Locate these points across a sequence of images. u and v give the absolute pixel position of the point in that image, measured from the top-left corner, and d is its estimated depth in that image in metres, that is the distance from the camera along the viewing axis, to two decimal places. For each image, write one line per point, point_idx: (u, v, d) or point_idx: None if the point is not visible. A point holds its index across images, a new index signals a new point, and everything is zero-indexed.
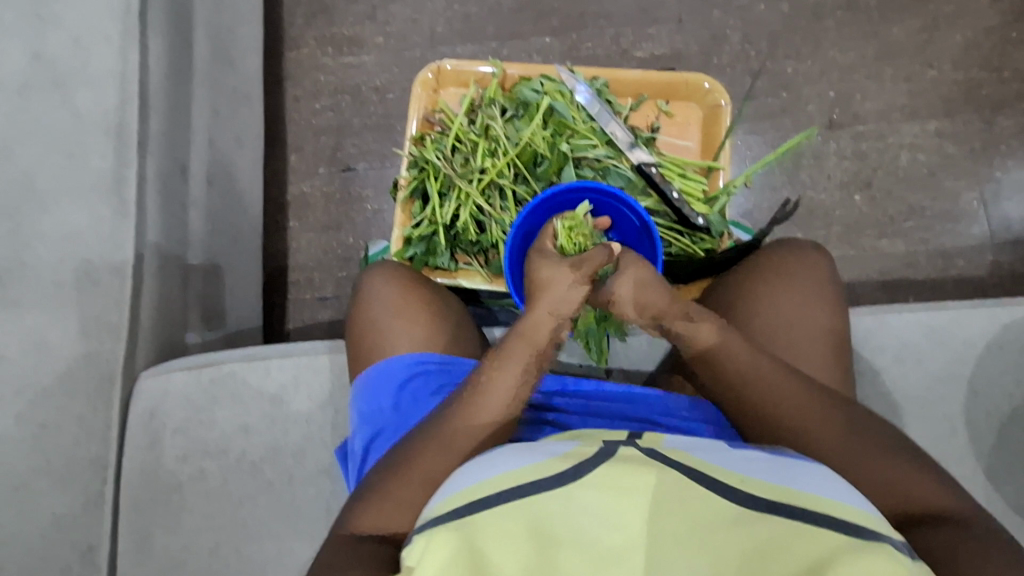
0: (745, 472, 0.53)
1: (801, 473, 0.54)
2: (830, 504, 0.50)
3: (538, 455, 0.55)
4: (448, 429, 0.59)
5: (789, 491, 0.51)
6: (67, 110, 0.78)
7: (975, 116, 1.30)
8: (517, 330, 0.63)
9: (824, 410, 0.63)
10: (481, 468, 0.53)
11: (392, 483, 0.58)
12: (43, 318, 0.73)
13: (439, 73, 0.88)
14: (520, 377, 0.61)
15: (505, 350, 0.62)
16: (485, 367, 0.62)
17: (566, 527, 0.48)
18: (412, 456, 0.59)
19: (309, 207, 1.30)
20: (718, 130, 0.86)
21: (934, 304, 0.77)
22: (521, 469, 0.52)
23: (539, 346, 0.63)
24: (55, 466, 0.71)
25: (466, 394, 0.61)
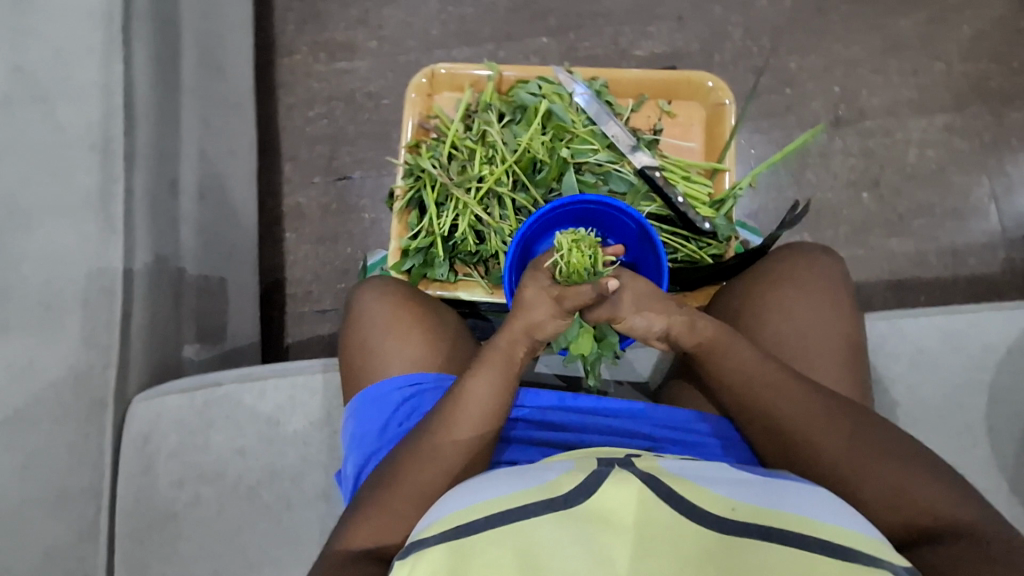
0: (742, 494, 0.51)
1: (799, 495, 0.53)
2: (826, 528, 0.48)
3: (528, 480, 0.53)
4: (429, 443, 0.58)
5: (785, 515, 0.49)
6: (50, 126, 0.75)
7: (984, 109, 1.27)
8: (496, 345, 0.62)
9: (830, 418, 0.60)
10: (469, 493, 0.52)
11: (383, 500, 0.57)
12: (28, 342, 0.70)
13: (433, 77, 0.85)
14: (498, 389, 0.60)
15: (483, 363, 0.61)
16: (463, 379, 0.61)
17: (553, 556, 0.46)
18: (402, 476, 0.57)
19: (306, 217, 1.28)
20: (722, 130, 0.83)
21: (950, 307, 0.75)
22: (509, 494, 0.51)
23: (516, 360, 0.62)
24: (46, 495, 0.69)
25: (445, 407, 0.60)
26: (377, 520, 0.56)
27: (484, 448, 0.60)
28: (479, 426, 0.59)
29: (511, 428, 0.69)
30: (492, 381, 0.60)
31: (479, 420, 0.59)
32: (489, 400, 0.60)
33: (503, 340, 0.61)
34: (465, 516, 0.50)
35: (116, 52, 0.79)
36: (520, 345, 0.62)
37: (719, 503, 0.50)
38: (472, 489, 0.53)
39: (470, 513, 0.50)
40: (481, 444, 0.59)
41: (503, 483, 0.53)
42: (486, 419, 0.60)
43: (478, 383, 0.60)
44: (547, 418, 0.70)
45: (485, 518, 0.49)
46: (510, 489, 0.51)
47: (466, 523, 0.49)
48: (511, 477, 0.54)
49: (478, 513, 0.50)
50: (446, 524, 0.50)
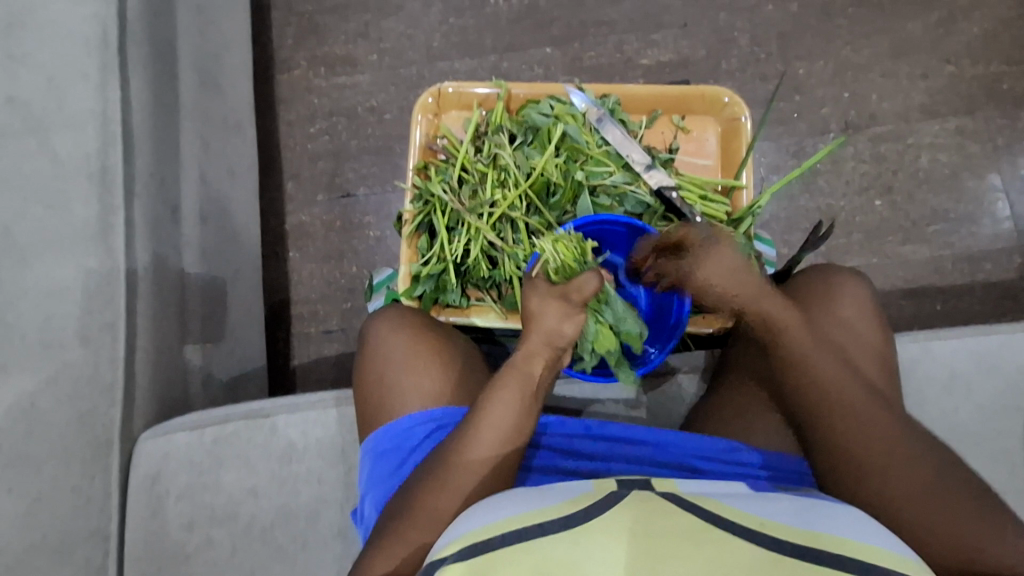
0: (770, 514, 0.50)
1: (833, 516, 0.51)
2: (861, 545, 0.46)
3: (548, 500, 0.51)
4: (447, 469, 0.56)
5: (815, 532, 0.48)
6: (45, 156, 0.72)
7: (996, 112, 1.25)
8: (510, 362, 0.60)
9: (887, 439, 0.60)
10: (487, 513, 0.50)
11: (400, 527, 0.55)
12: (29, 385, 0.67)
13: (440, 96, 0.83)
14: (514, 410, 0.58)
15: (498, 382, 0.59)
16: (480, 400, 0.59)
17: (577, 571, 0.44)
18: (419, 502, 0.56)
19: (310, 236, 1.26)
20: (739, 146, 0.82)
21: (982, 328, 0.73)
22: (530, 513, 0.49)
23: (533, 377, 0.59)
24: (52, 542, 0.66)
25: (461, 431, 0.58)
26: (394, 547, 0.54)
27: (502, 473, 0.57)
28: (495, 451, 0.56)
29: (533, 456, 0.67)
30: (508, 402, 0.58)
31: (496, 443, 0.57)
32: (506, 422, 0.57)
33: (517, 357, 0.59)
34: (483, 534, 0.47)
35: (112, 78, 0.76)
36: (536, 361, 0.59)
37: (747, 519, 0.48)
38: (490, 510, 0.50)
39: (488, 531, 0.47)
40: (499, 469, 0.56)
41: (522, 503, 0.51)
42: (503, 444, 0.57)
43: (494, 405, 0.58)
44: (573, 447, 0.68)
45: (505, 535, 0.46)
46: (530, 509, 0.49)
47: (484, 541, 0.46)
48: (529, 497, 0.52)
49: (497, 531, 0.47)
50: (464, 543, 0.47)
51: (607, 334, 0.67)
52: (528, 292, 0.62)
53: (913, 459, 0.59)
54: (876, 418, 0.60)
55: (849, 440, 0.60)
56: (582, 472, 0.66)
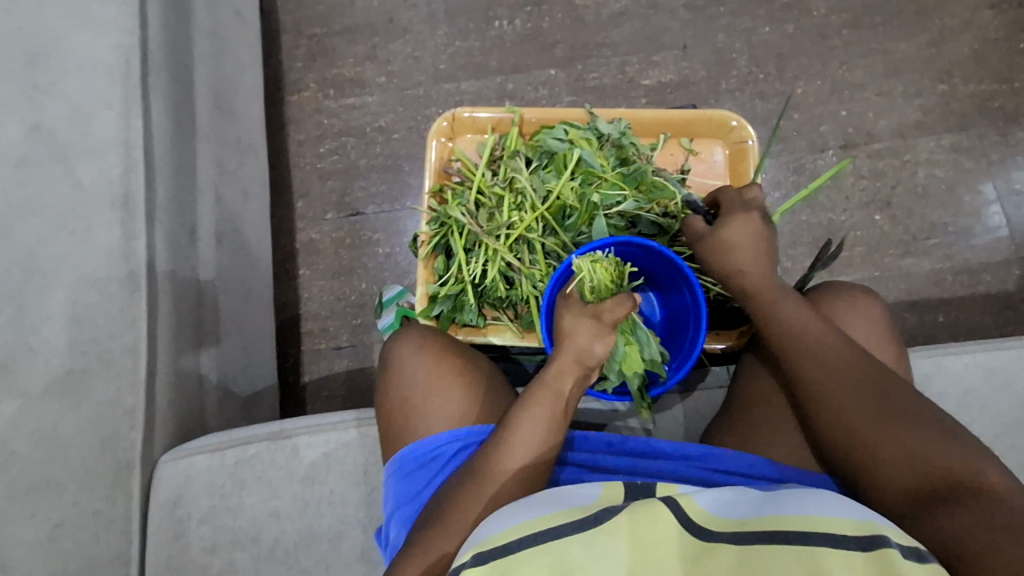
0: (755, 510, 0.53)
1: (808, 496, 0.53)
2: (834, 522, 0.48)
3: (556, 502, 0.53)
4: (477, 483, 0.57)
5: (793, 517, 0.50)
6: (70, 182, 0.74)
7: (990, 128, 1.29)
8: (540, 379, 0.61)
9: (858, 392, 0.60)
10: (500, 518, 0.52)
11: (430, 538, 0.56)
12: (54, 407, 0.68)
13: (454, 121, 0.85)
14: (543, 428, 0.59)
15: (528, 399, 0.60)
16: (510, 416, 0.60)
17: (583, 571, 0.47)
18: (447, 514, 0.57)
19: (319, 254, 1.27)
20: (747, 167, 0.84)
21: (990, 343, 0.75)
22: (540, 515, 0.51)
23: (563, 395, 0.60)
24: (75, 567, 0.66)
25: (492, 445, 0.59)
26: (424, 556, 0.56)
27: (528, 487, 0.57)
28: (523, 466, 0.57)
29: (560, 472, 0.68)
30: (537, 419, 0.59)
31: (525, 460, 0.58)
32: (535, 439, 0.58)
33: (547, 375, 0.61)
34: (499, 539, 0.49)
35: (134, 106, 0.77)
36: (566, 380, 0.61)
37: (732, 522, 0.51)
38: (504, 514, 0.52)
39: (502, 537, 0.49)
40: (526, 484, 0.58)
41: (531, 505, 0.52)
42: (531, 461, 0.58)
43: (525, 421, 0.59)
44: (597, 462, 0.69)
45: (519, 540, 0.49)
46: (539, 511, 0.51)
47: (501, 547, 0.49)
48: (539, 500, 0.53)
49: (512, 536, 0.49)
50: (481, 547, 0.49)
51: (635, 355, 0.69)
52: (562, 309, 0.65)
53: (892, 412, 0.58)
54: (851, 372, 0.61)
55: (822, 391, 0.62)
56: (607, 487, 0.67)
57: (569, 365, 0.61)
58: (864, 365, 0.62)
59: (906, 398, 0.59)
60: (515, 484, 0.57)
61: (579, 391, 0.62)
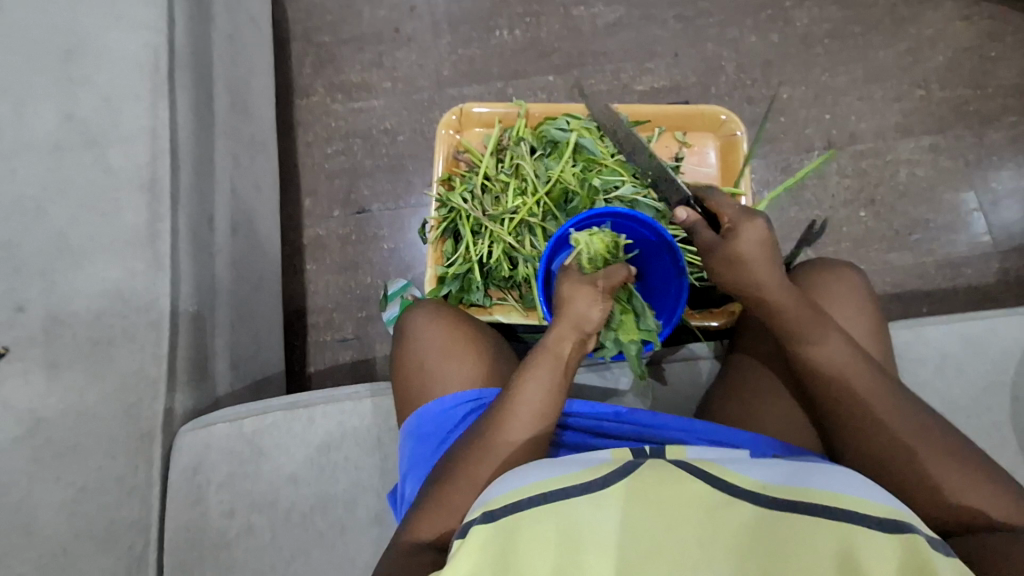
0: (773, 474, 0.53)
1: (823, 471, 0.54)
2: (858, 502, 0.50)
3: (570, 465, 0.53)
4: (485, 445, 0.60)
5: (812, 490, 0.51)
6: (100, 167, 0.78)
7: (966, 130, 1.36)
8: (540, 346, 0.64)
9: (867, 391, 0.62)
10: (514, 476, 0.53)
11: (444, 496, 0.59)
12: (83, 376, 0.72)
13: (462, 114, 0.90)
14: (547, 389, 0.62)
15: (530, 365, 0.64)
16: (513, 382, 0.63)
17: (596, 532, 0.48)
18: (461, 471, 0.60)
19: (326, 249, 1.31)
20: (737, 158, 0.90)
21: (966, 314, 0.80)
22: (554, 476, 0.51)
23: (563, 361, 0.64)
24: (96, 529, 0.69)
25: (497, 410, 0.62)
26: (439, 513, 0.58)
27: (536, 447, 0.61)
28: (525, 428, 0.61)
29: (562, 434, 0.72)
30: (539, 383, 0.62)
31: (532, 418, 0.61)
32: (538, 399, 0.62)
33: (549, 339, 0.64)
34: (511, 497, 0.50)
35: (162, 99, 0.81)
36: (567, 343, 0.64)
37: (751, 483, 0.52)
38: (517, 474, 0.53)
39: (515, 494, 0.50)
40: (534, 441, 0.61)
41: (544, 466, 0.53)
42: (538, 419, 0.61)
43: (530, 382, 0.62)
44: (602, 427, 0.72)
45: (531, 498, 0.50)
46: (552, 472, 0.52)
47: (512, 504, 0.50)
48: (552, 462, 0.54)
49: (524, 495, 0.50)
50: (493, 505, 0.50)
51: (629, 321, 0.75)
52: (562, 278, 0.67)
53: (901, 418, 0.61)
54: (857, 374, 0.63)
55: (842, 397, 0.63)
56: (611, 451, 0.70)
57: (567, 331, 0.64)
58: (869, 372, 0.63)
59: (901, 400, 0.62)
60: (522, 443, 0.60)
61: (578, 358, 0.66)
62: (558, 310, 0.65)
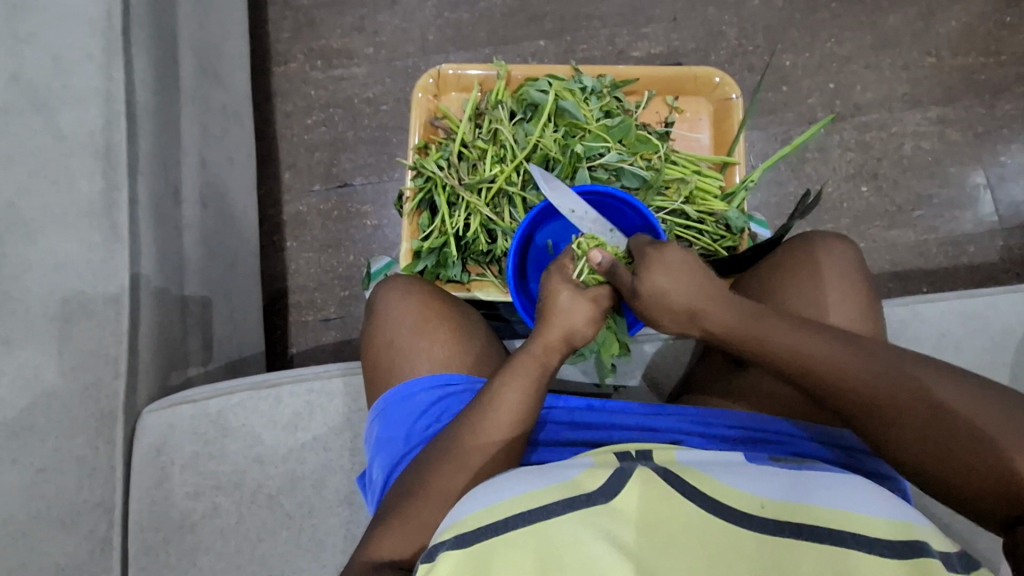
0: (772, 490, 0.50)
1: (823, 483, 0.51)
2: (863, 521, 0.47)
3: (549, 477, 0.51)
4: (460, 447, 0.58)
5: (818, 511, 0.48)
6: (51, 132, 0.73)
7: (976, 101, 1.29)
8: (526, 347, 0.62)
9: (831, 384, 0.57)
10: (486, 493, 0.49)
11: (407, 515, 0.55)
12: (36, 355, 0.68)
13: (440, 77, 0.86)
14: (529, 395, 0.59)
15: (512, 366, 0.61)
16: (493, 383, 0.60)
17: (579, 556, 0.45)
18: (434, 481, 0.57)
19: (306, 225, 1.26)
20: (731, 124, 0.86)
21: (966, 290, 0.76)
22: (534, 493, 0.48)
23: (546, 363, 0.61)
24: (56, 511, 0.66)
25: (474, 411, 0.59)
26: (404, 528, 0.55)
27: (514, 454, 0.58)
28: (505, 431, 0.58)
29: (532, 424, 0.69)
30: (521, 385, 0.60)
31: (509, 427, 0.58)
32: (519, 409, 0.59)
33: (537, 344, 0.61)
34: (481, 519, 0.47)
35: (116, 58, 0.76)
36: (556, 352, 0.62)
37: (748, 501, 0.48)
38: (491, 488, 0.50)
39: (485, 517, 0.47)
40: (507, 450, 0.58)
41: (521, 481, 0.50)
42: (515, 429, 0.58)
43: (510, 389, 0.59)
44: (575, 418, 0.69)
45: (504, 522, 0.47)
46: (531, 487, 0.49)
47: (484, 527, 0.47)
48: (530, 475, 0.51)
49: (499, 515, 0.47)
50: (463, 528, 0.47)
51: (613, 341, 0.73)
52: (556, 281, 0.63)
53: (897, 392, 0.55)
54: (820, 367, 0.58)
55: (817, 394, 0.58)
56: (585, 441, 0.67)
57: (555, 334, 0.61)
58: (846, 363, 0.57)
59: (876, 383, 0.56)
60: (495, 453, 0.57)
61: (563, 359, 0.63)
62: (550, 316, 0.62)
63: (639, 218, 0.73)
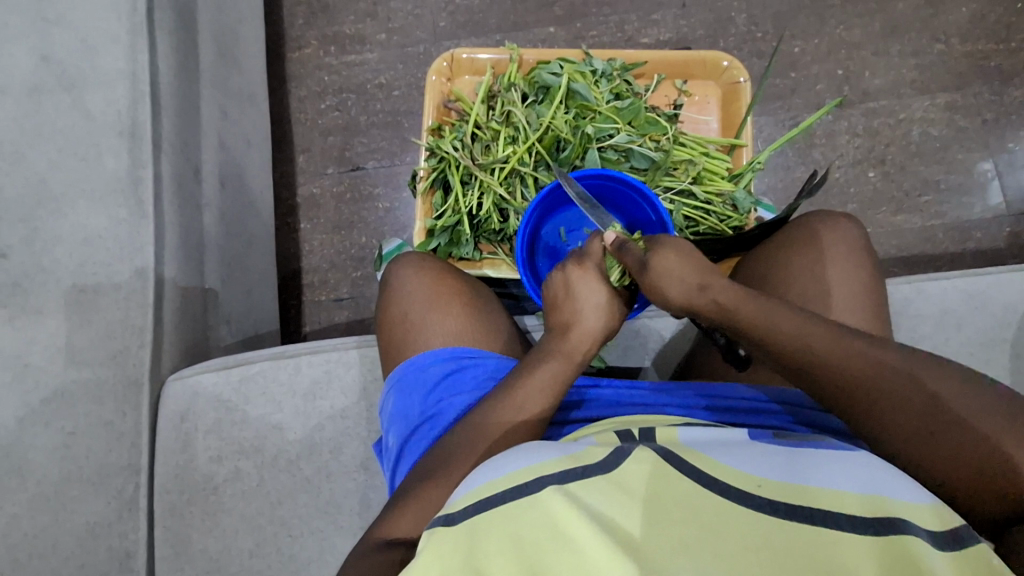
0: (768, 470, 0.52)
1: (820, 461, 0.53)
2: (851, 501, 0.48)
3: (548, 453, 0.54)
4: (476, 426, 0.60)
5: (812, 491, 0.49)
6: (79, 111, 0.75)
7: (985, 88, 1.30)
8: (552, 344, 0.64)
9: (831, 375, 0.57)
10: (489, 468, 0.52)
11: (423, 484, 0.58)
12: (68, 324, 0.71)
13: (453, 61, 0.88)
14: (554, 388, 0.62)
15: (539, 360, 0.64)
16: (520, 374, 0.63)
17: (577, 525, 0.47)
18: (451, 456, 0.59)
19: (320, 208, 1.29)
20: (739, 107, 0.88)
21: (969, 269, 0.78)
22: (529, 466, 0.51)
23: (574, 359, 0.64)
24: (87, 472, 0.69)
25: (501, 398, 0.62)
26: (419, 511, 0.56)
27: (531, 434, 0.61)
28: (526, 421, 0.60)
29: None
30: (547, 380, 0.62)
31: (528, 426, 0.60)
32: (543, 402, 0.61)
33: (568, 347, 0.64)
34: (482, 492, 0.50)
35: (140, 40, 0.78)
36: (584, 352, 0.64)
37: (746, 480, 0.50)
38: (493, 464, 0.53)
39: (487, 490, 0.50)
40: (521, 432, 0.60)
41: (521, 456, 0.53)
42: (535, 425, 0.61)
43: (533, 389, 0.62)
44: (583, 396, 0.71)
45: (503, 493, 0.49)
46: (530, 462, 0.52)
47: (484, 499, 0.49)
48: (529, 449, 0.54)
49: (498, 489, 0.50)
50: (467, 501, 0.50)
51: None
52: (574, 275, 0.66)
53: (891, 387, 0.56)
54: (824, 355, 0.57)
55: (822, 390, 0.58)
56: (593, 416, 0.69)
57: (581, 331, 0.64)
58: (847, 355, 0.57)
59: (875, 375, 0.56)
60: (508, 434, 0.59)
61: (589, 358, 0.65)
62: (578, 318, 0.65)
63: (653, 211, 0.75)
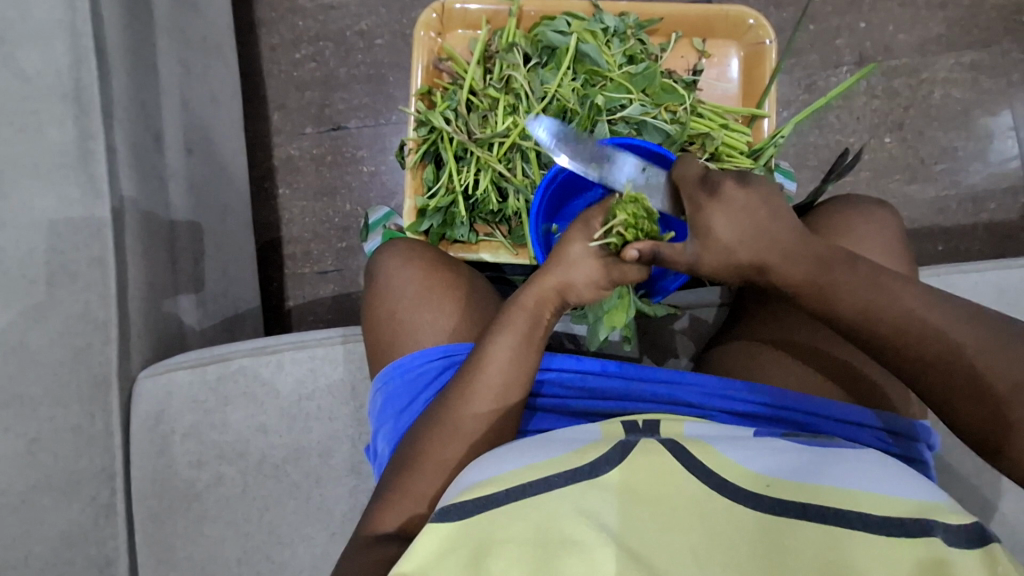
0: (778, 467, 0.48)
1: (835, 462, 0.49)
2: (870, 501, 0.44)
3: (553, 450, 0.50)
4: (450, 417, 0.56)
5: (822, 489, 0.45)
6: (9, 70, 0.64)
7: (1014, 45, 1.21)
8: (514, 302, 0.59)
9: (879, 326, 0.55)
10: (489, 464, 0.49)
11: (407, 483, 0.55)
12: (18, 320, 0.63)
13: (443, 12, 0.78)
14: (517, 348, 0.58)
15: (500, 320, 0.59)
16: (484, 338, 0.59)
17: (579, 528, 0.43)
18: (425, 452, 0.56)
19: (299, 171, 1.19)
20: (763, 72, 0.79)
21: (994, 262, 0.74)
22: (531, 465, 0.47)
23: (538, 316, 0.59)
24: (56, 481, 0.65)
25: (465, 373, 0.57)
26: (404, 502, 0.54)
27: (505, 423, 0.57)
28: (496, 409, 0.57)
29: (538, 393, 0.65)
30: (510, 343, 0.58)
31: (500, 391, 0.57)
32: (508, 364, 0.57)
33: (525, 297, 0.58)
34: (485, 489, 0.46)
35: None
36: (546, 301, 0.58)
37: (753, 479, 0.46)
38: (494, 460, 0.49)
39: (488, 486, 0.46)
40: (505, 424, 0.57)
41: (525, 453, 0.49)
42: (509, 389, 0.57)
43: (498, 346, 0.57)
44: (585, 384, 0.65)
45: (506, 492, 0.45)
46: (533, 459, 0.48)
47: (484, 498, 0.45)
48: (531, 447, 0.51)
49: (501, 486, 0.46)
50: (466, 495, 0.46)
51: (621, 306, 0.65)
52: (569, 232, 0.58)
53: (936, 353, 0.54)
54: (874, 310, 0.55)
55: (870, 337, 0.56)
56: (597, 412, 0.64)
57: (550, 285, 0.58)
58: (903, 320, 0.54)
59: (922, 332, 0.54)
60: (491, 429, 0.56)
61: (556, 315, 0.60)
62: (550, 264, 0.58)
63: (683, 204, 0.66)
